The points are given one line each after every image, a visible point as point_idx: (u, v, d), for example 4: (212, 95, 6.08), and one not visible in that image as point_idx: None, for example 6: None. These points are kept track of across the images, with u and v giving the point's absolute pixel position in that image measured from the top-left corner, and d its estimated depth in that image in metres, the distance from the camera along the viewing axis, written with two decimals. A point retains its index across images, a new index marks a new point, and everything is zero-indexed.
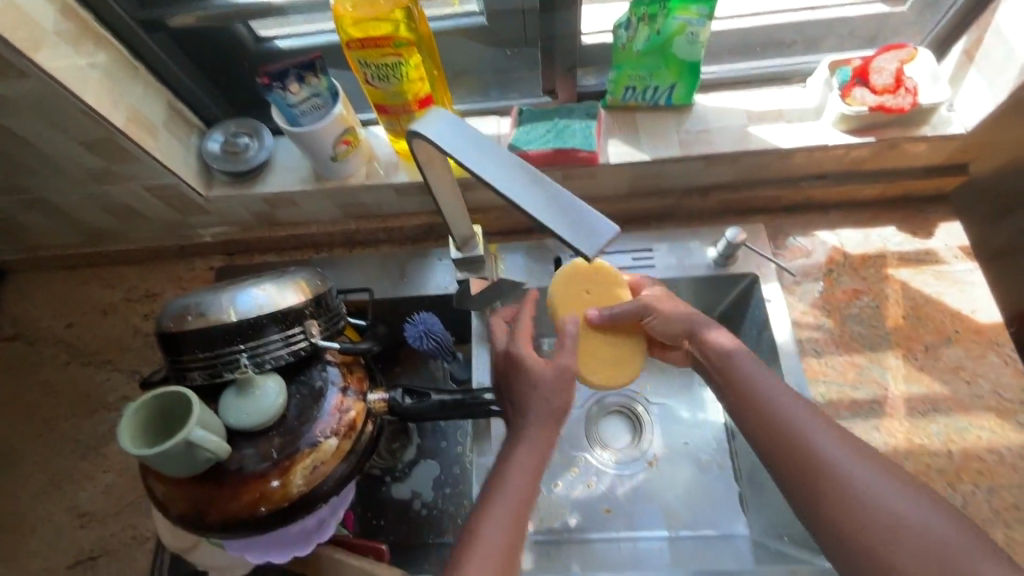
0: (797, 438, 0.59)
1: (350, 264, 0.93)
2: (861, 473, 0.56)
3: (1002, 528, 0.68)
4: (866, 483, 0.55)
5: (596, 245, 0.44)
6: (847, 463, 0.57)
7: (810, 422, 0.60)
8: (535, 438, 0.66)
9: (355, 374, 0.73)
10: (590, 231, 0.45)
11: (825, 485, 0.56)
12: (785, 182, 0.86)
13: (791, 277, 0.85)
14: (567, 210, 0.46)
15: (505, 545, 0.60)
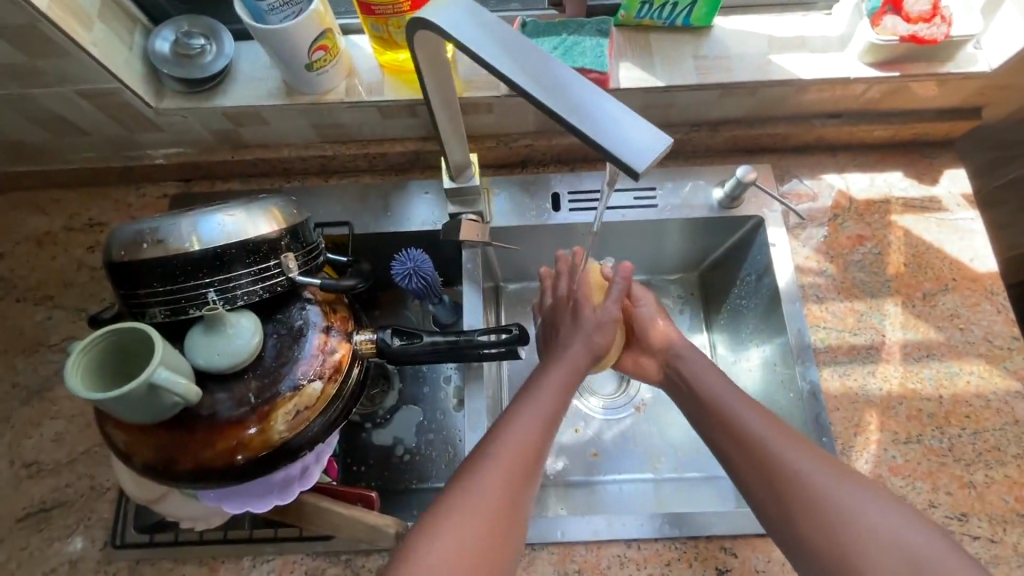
0: (765, 453, 0.58)
1: (327, 194, 0.84)
2: (831, 485, 0.54)
3: (984, 468, 0.70)
4: (837, 492, 0.54)
5: (647, 158, 0.37)
6: (815, 474, 0.55)
7: (776, 435, 0.59)
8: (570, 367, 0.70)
9: (339, 313, 0.67)
10: (638, 143, 0.38)
11: (797, 499, 0.55)
12: (798, 120, 0.82)
13: (796, 220, 0.83)
14: (610, 118, 0.39)
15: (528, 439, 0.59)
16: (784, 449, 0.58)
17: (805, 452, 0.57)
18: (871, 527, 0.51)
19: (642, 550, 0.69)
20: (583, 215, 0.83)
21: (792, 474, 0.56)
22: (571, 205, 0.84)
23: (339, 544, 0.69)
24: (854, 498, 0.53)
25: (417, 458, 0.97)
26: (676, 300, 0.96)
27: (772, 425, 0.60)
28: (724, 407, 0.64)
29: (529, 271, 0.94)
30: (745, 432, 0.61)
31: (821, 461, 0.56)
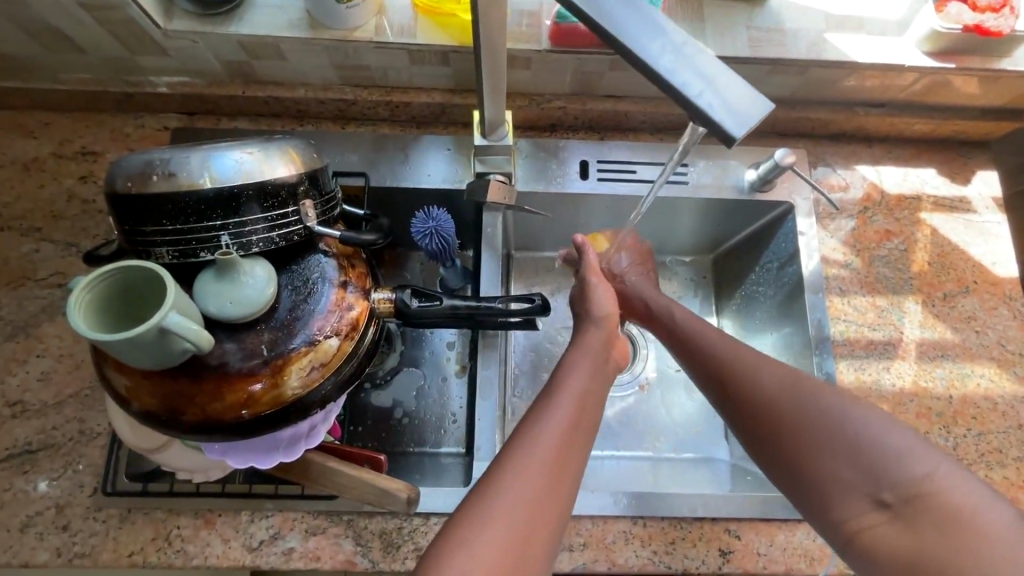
0: (742, 381, 0.58)
1: (342, 141, 0.78)
2: (795, 398, 0.54)
3: (984, 469, 0.71)
4: (803, 409, 0.53)
5: (749, 125, 0.34)
6: (784, 388, 0.55)
7: (744, 356, 0.60)
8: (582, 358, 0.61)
9: (356, 269, 0.63)
10: (737, 109, 0.35)
11: (767, 418, 0.55)
12: (839, 106, 0.80)
13: (826, 208, 0.81)
14: (707, 79, 0.35)
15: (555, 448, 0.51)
16: (752, 371, 0.58)
17: (773, 371, 0.57)
18: (843, 437, 0.51)
19: (647, 527, 0.69)
20: (612, 185, 0.80)
21: (761, 397, 0.56)
22: (598, 174, 0.80)
23: (343, 504, 0.67)
24: (826, 413, 0.52)
25: (415, 422, 0.95)
26: (690, 281, 0.95)
27: (739, 345, 0.61)
28: (698, 334, 0.65)
29: (545, 240, 0.91)
30: (713, 356, 0.62)
31: (783, 378, 0.56)
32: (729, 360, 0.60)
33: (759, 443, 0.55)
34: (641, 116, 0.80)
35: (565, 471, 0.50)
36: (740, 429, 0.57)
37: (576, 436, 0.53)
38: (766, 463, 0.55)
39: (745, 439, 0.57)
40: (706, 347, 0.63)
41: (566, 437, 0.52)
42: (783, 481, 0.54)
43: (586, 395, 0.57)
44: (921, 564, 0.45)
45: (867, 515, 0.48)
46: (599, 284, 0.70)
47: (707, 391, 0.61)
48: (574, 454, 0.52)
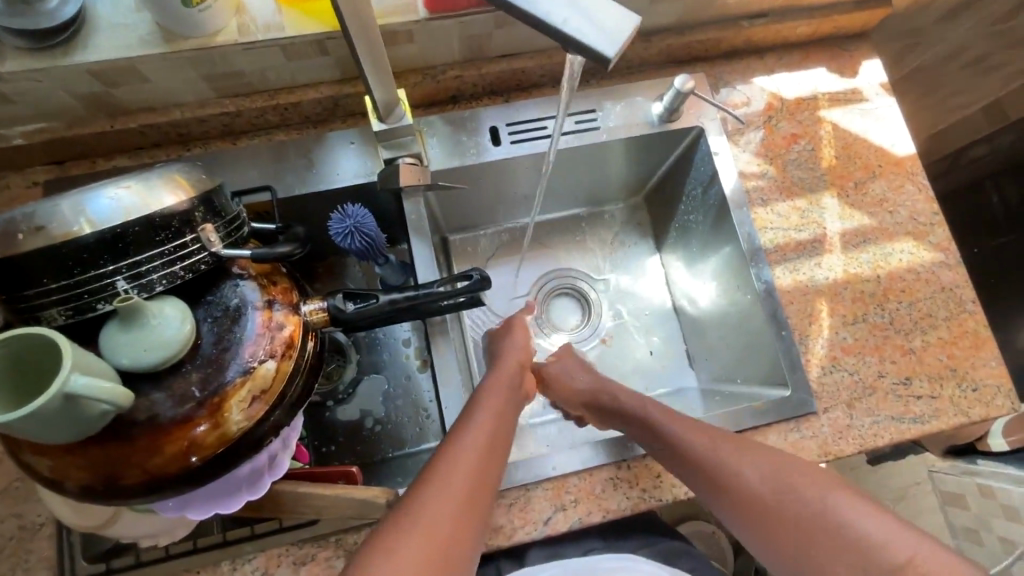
0: (743, 487, 0.62)
1: (236, 158, 0.74)
2: (787, 493, 0.59)
3: (920, 335, 0.76)
4: (809, 502, 0.58)
5: (619, 44, 0.33)
6: (771, 485, 0.60)
7: (732, 452, 0.64)
8: (497, 391, 0.68)
9: (279, 285, 0.60)
10: (605, 28, 0.34)
11: (794, 551, 0.58)
12: (725, 23, 0.81)
13: (735, 125, 0.82)
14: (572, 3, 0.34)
15: (464, 487, 0.55)
16: (741, 467, 0.63)
17: (760, 465, 0.62)
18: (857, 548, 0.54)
19: (631, 468, 0.70)
20: (526, 145, 0.79)
21: (757, 498, 0.61)
22: (511, 137, 0.79)
23: (325, 525, 0.65)
24: (826, 507, 0.57)
25: (388, 427, 0.93)
26: (628, 226, 1.02)
27: (725, 441, 0.65)
28: (682, 437, 0.66)
29: (483, 215, 0.95)
30: (701, 459, 0.64)
31: (778, 475, 0.61)
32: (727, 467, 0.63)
33: (759, 530, 0.60)
34: (539, 71, 0.78)
35: (483, 478, 0.57)
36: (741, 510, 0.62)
37: (491, 451, 0.60)
38: (773, 545, 0.59)
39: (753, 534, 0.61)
40: (679, 435, 0.67)
41: (480, 461, 0.58)
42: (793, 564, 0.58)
43: (502, 414, 0.65)
44: None
45: None
46: (515, 328, 0.82)
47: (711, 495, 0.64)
48: (490, 468, 0.59)
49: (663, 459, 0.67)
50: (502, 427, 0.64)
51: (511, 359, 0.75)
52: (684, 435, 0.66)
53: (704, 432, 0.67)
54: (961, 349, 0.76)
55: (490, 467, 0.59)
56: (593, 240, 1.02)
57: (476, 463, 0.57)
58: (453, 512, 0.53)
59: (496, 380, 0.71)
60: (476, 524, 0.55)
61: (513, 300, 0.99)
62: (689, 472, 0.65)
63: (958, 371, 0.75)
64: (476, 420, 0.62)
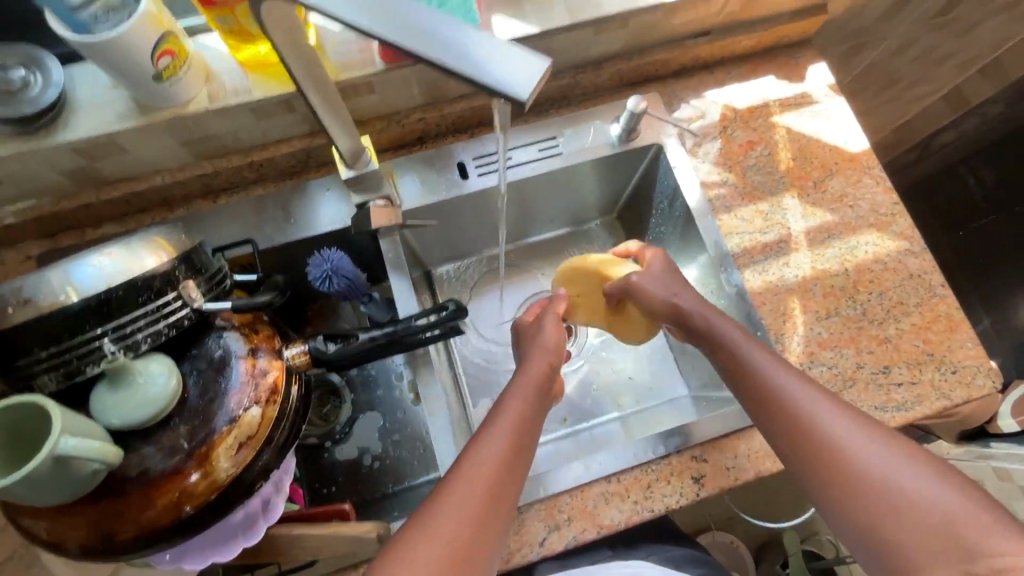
0: (823, 437, 0.54)
1: (219, 215, 0.78)
2: (876, 455, 0.51)
3: (893, 324, 0.78)
4: (898, 469, 0.50)
5: (532, 86, 0.36)
6: (859, 445, 0.52)
7: (821, 403, 0.56)
8: (524, 389, 0.66)
9: (262, 333, 0.62)
10: (518, 72, 0.36)
11: (863, 517, 0.50)
12: (672, 43, 0.84)
13: (692, 138, 0.86)
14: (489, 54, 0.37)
15: (479, 505, 0.55)
16: (827, 414, 0.55)
17: (853, 424, 0.54)
18: (945, 527, 0.47)
19: (622, 482, 0.71)
20: (492, 177, 0.82)
21: (841, 451, 0.53)
22: (478, 171, 0.82)
23: (324, 566, 0.65)
24: (919, 480, 0.49)
25: (386, 463, 0.95)
26: (607, 243, 1.05)
27: (820, 393, 0.57)
28: (762, 367, 0.61)
29: (465, 247, 0.98)
30: (790, 405, 0.57)
31: (873, 435, 0.53)
32: (807, 412, 0.56)
33: (828, 487, 0.53)
34: None
35: (498, 496, 0.56)
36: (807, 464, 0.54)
37: (512, 461, 0.59)
38: (832, 506, 0.52)
39: (817, 494, 0.54)
40: (767, 379, 0.60)
41: (496, 476, 0.57)
42: (855, 531, 0.51)
43: (525, 415, 0.63)
44: None
45: None
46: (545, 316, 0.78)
47: (782, 443, 0.57)
48: (507, 481, 0.58)
49: (756, 401, 0.60)
50: (523, 429, 0.62)
51: (541, 356, 0.71)
52: (782, 376, 0.59)
53: (798, 375, 0.59)
54: (935, 333, 0.78)
55: (508, 479, 0.58)
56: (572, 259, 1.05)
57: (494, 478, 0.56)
58: (466, 529, 0.53)
59: (529, 382, 0.67)
60: (489, 541, 0.54)
61: (501, 325, 1.02)
62: (768, 414, 0.58)
63: (935, 356, 0.77)
64: (499, 425, 0.62)
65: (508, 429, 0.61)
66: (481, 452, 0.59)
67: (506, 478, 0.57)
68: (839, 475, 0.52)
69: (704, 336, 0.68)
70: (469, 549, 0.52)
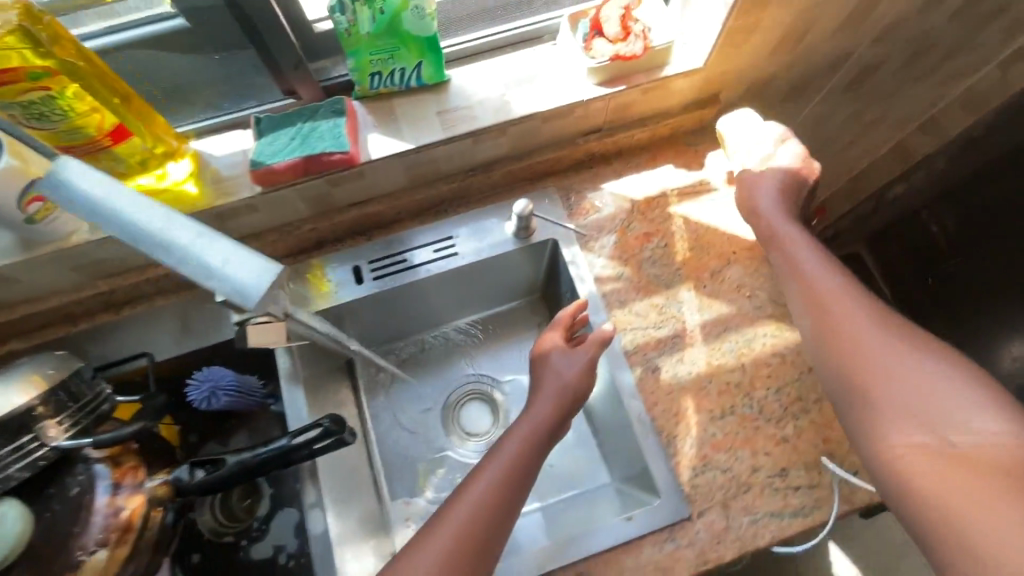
0: (831, 318, 0.62)
1: (118, 330, 0.80)
2: (877, 339, 0.59)
3: (791, 421, 0.76)
4: (894, 350, 0.58)
5: (258, 291, 0.42)
6: (876, 329, 0.60)
7: (846, 291, 0.64)
8: (544, 404, 0.71)
9: (126, 465, 0.64)
10: (249, 278, 0.42)
11: (857, 385, 0.58)
12: (562, 143, 0.86)
13: (589, 233, 0.86)
14: (224, 258, 0.42)
15: (497, 495, 0.62)
16: (847, 301, 0.63)
17: (867, 311, 0.61)
18: (927, 396, 0.54)
19: None
20: (388, 279, 0.83)
21: (853, 331, 0.60)
22: (374, 274, 0.84)
23: None
24: (912, 363, 0.56)
25: (301, 562, 0.94)
26: (531, 324, 1.07)
27: (848, 284, 0.64)
28: (803, 262, 0.68)
29: (383, 335, 1.01)
30: (816, 293, 0.65)
31: (919, 342, 0.58)
32: (830, 297, 0.64)
33: (833, 358, 0.61)
34: (392, 211, 0.85)
35: (517, 482, 0.63)
36: (824, 342, 0.62)
37: (523, 465, 0.65)
38: (832, 375, 0.61)
39: (825, 365, 0.62)
40: (802, 271, 0.68)
41: (509, 476, 0.63)
42: (848, 399, 0.59)
43: (533, 435, 0.68)
44: (940, 502, 0.50)
45: (909, 446, 0.53)
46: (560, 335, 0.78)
47: (812, 332, 0.64)
48: (526, 469, 0.65)
49: (796, 287, 0.67)
50: (540, 436, 0.68)
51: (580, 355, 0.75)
52: (819, 272, 0.66)
53: (838, 271, 0.66)
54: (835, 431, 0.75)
55: (523, 476, 0.64)
56: (496, 340, 1.07)
57: (515, 472, 0.64)
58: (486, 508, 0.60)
59: (511, 453, 0.66)
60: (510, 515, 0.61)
61: (422, 412, 1.02)
62: (805, 294, 0.66)
63: (835, 455, 0.74)
64: (517, 429, 0.68)
65: (524, 439, 0.67)
66: (509, 444, 0.67)
67: (518, 479, 0.64)
68: (845, 350, 0.60)
69: (770, 250, 0.74)
70: (498, 522, 0.60)
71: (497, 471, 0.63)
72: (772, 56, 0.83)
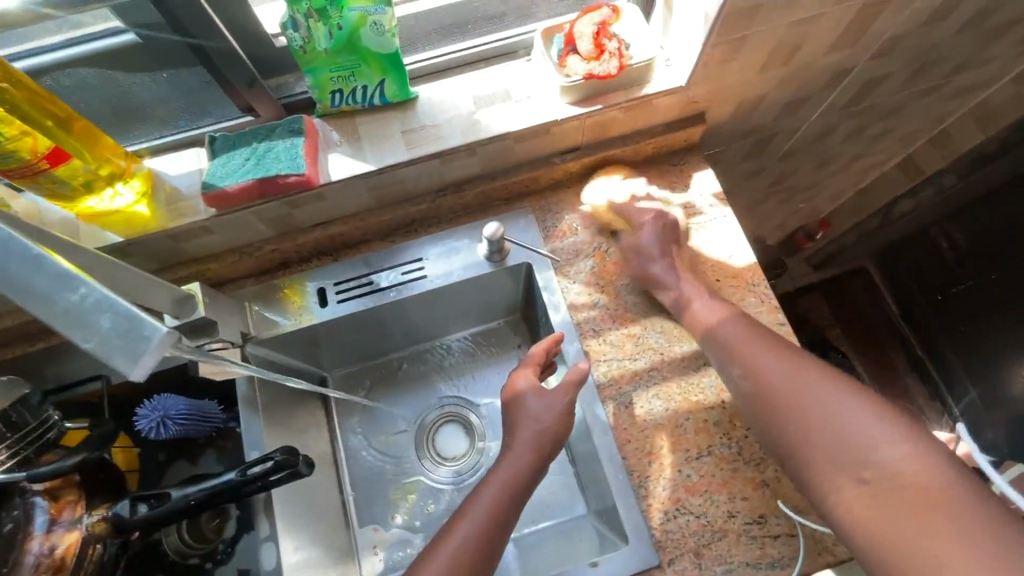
0: (751, 369, 0.64)
1: (74, 351, 0.78)
2: (793, 386, 0.60)
3: (773, 464, 0.71)
4: (812, 400, 0.59)
5: (138, 362, 0.34)
6: (788, 378, 0.61)
7: (755, 343, 0.65)
8: (542, 427, 0.69)
9: (65, 500, 0.64)
10: (129, 345, 0.35)
11: (788, 438, 0.59)
12: (537, 162, 0.82)
13: (565, 257, 0.82)
14: (102, 315, 0.35)
15: (495, 515, 0.62)
16: (758, 353, 0.64)
17: (778, 359, 0.63)
18: (848, 438, 0.55)
19: None
20: (351, 301, 0.80)
21: (771, 382, 0.62)
22: (338, 296, 0.81)
23: None
24: (827, 406, 0.58)
25: None
26: (513, 344, 0.99)
27: (758, 336, 0.66)
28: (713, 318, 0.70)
29: (354, 351, 0.94)
30: (734, 346, 0.66)
31: (839, 387, 0.59)
32: (743, 349, 0.66)
33: (760, 411, 0.62)
34: (358, 231, 0.81)
35: (514, 500, 0.64)
36: (751, 399, 0.63)
37: (515, 493, 0.65)
38: (764, 428, 0.62)
39: (756, 421, 0.63)
40: (713, 328, 0.69)
41: (504, 500, 0.63)
42: (783, 452, 0.60)
43: (532, 457, 0.67)
44: (893, 550, 0.50)
45: (847, 493, 0.54)
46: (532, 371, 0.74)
47: (737, 382, 0.65)
48: (519, 491, 0.65)
49: (711, 344, 0.69)
50: (537, 459, 0.67)
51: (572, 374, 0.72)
52: (728, 328, 0.68)
53: (745, 322, 0.68)
54: None
55: (517, 498, 0.65)
56: (478, 357, 0.99)
57: (509, 495, 0.64)
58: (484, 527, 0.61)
59: (487, 505, 0.63)
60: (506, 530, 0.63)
61: (394, 434, 0.95)
62: (722, 351, 0.68)
63: None
64: (517, 449, 0.67)
65: (521, 461, 0.66)
66: (506, 467, 0.66)
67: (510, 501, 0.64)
68: (768, 405, 0.61)
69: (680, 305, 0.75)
70: (494, 539, 0.61)
71: (489, 496, 0.64)
72: (761, 74, 0.78)
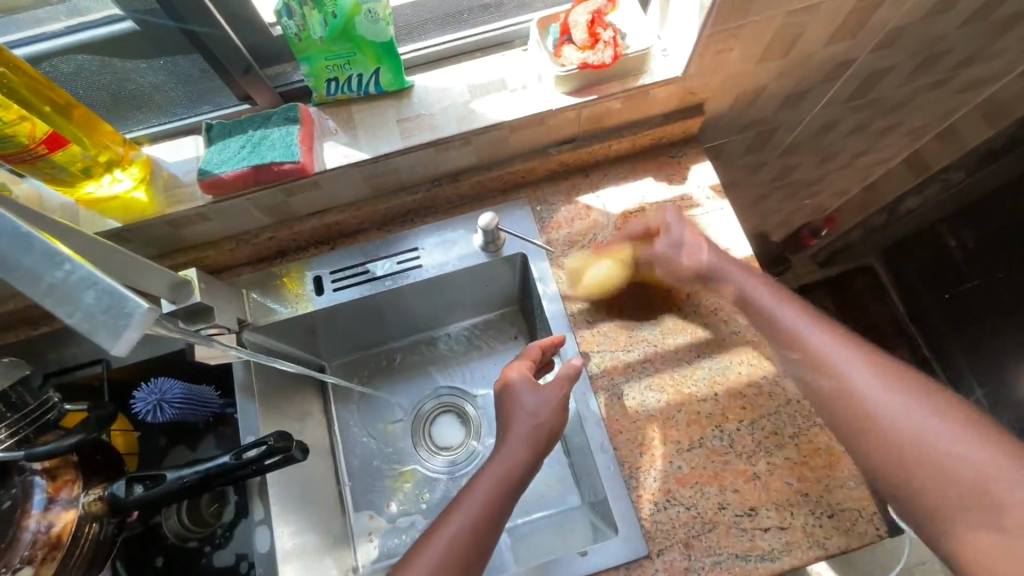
0: (846, 390, 0.60)
1: (75, 336, 0.79)
2: (909, 415, 0.57)
3: (764, 457, 0.71)
4: (924, 432, 0.56)
5: (120, 337, 0.35)
6: (908, 405, 0.57)
7: (850, 360, 0.61)
8: (535, 421, 0.68)
9: (62, 479, 0.66)
10: (112, 319, 0.35)
11: (893, 471, 0.57)
12: (534, 153, 0.83)
13: (560, 248, 0.82)
14: (84, 292, 0.35)
15: (487, 508, 0.62)
16: (857, 371, 0.60)
17: (884, 384, 0.59)
18: (971, 473, 0.53)
19: None
20: (347, 289, 0.81)
21: (878, 413, 0.58)
22: (334, 284, 0.81)
23: None
24: (954, 435, 0.55)
25: None
26: (510, 335, 0.99)
27: (851, 349, 0.62)
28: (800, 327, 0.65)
29: (349, 341, 0.95)
30: (824, 370, 0.62)
31: (947, 414, 0.56)
32: (840, 371, 0.61)
33: (861, 441, 0.59)
34: (354, 220, 0.82)
35: (507, 494, 0.64)
36: (845, 433, 0.60)
37: (507, 485, 0.64)
38: (861, 456, 0.60)
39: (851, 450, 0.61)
40: (798, 343, 0.65)
41: (495, 493, 0.63)
42: (887, 485, 0.58)
43: (524, 451, 0.67)
44: None
45: (972, 536, 0.52)
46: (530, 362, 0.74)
47: (825, 403, 0.63)
48: (512, 484, 0.64)
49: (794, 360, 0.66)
50: (530, 453, 0.67)
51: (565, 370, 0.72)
52: (816, 336, 0.64)
53: (834, 332, 0.64)
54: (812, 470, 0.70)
55: (511, 490, 0.64)
56: (473, 347, 0.99)
57: (501, 490, 0.63)
58: (474, 523, 0.60)
59: (480, 499, 0.62)
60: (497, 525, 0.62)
61: (389, 423, 0.96)
62: (814, 368, 0.63)
63: (810, 496, 0.69)
64: (511, 442, 0.67)
65: (514, 454, 0.66)
66: (499, 463, 0.65)
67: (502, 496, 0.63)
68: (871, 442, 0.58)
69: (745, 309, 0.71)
70: (487, 532, 0.61)
71: (483, 489, 0.63)
72: (759, 65, 0.77)
